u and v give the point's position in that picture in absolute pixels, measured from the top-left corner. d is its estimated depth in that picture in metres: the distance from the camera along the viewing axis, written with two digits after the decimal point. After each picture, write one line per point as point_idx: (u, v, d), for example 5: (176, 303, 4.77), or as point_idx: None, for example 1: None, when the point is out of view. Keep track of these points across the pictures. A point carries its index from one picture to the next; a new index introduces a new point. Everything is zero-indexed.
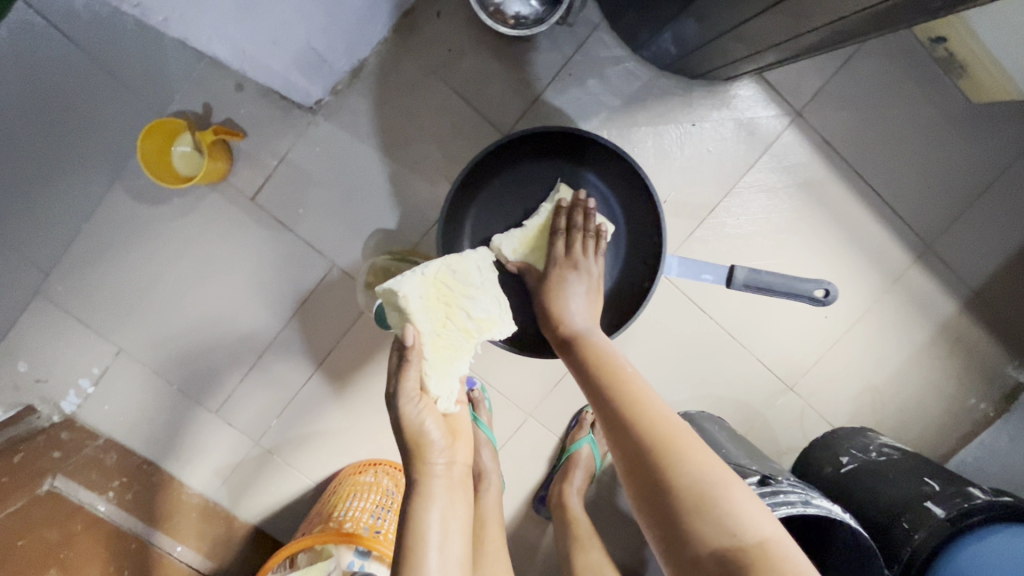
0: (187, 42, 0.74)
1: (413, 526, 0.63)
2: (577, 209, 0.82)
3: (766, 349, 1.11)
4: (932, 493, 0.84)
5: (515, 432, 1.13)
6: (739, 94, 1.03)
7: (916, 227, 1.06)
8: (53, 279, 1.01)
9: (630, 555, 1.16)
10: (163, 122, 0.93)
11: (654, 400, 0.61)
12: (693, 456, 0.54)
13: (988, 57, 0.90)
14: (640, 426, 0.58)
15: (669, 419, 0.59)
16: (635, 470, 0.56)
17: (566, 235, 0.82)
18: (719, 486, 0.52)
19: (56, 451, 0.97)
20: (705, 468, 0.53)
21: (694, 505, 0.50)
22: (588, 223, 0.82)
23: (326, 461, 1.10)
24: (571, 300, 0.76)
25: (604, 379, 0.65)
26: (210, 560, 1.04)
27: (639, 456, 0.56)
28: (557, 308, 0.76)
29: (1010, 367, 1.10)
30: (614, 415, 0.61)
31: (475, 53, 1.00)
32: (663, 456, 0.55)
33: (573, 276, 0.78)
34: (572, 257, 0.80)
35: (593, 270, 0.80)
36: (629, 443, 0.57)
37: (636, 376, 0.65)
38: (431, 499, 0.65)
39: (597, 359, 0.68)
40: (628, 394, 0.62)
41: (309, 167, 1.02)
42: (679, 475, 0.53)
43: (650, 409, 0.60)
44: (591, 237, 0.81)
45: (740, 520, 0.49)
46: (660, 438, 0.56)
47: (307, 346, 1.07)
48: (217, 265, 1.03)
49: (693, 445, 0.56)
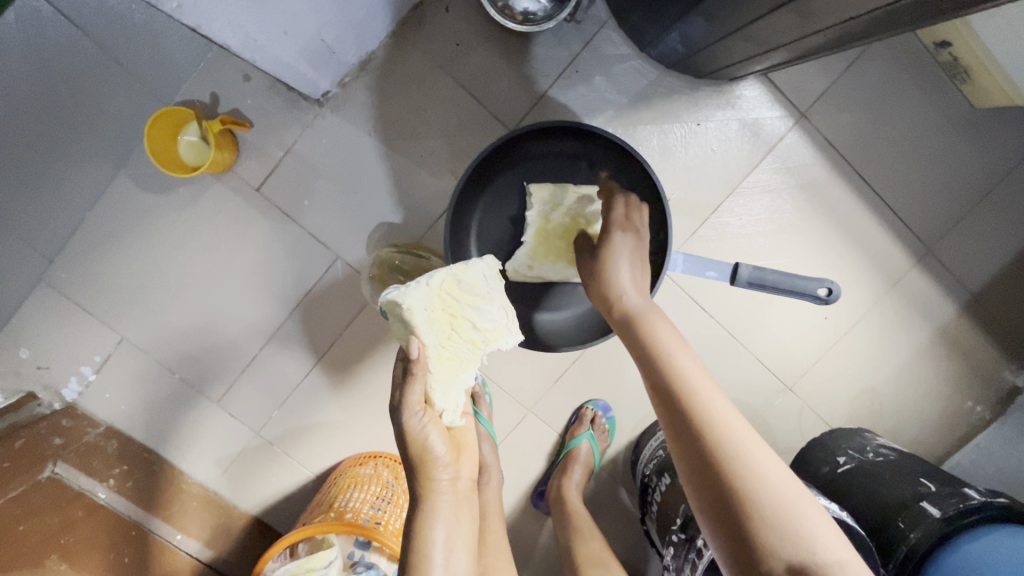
0: (196, 30, 0.70)
1: (420, 544, 0.64)
2: (595, 178, 0.81)
3: (766, 349, 1.11)
4: (928, 493, 0.85)
5: (515, 427, 1.13)
6: (744, 95, 1.03)
7: (917, 230, 1.07)
8: (56, 266, 1.01)
9: (627, 551, 1.17)
10: (171, 110, 0.93)
11: (717, 398, 0.59)
12: (761, 470, 0.54)
13: (993, 62, 0.90)
14: (706, 434, 0.56)
15: (734, 424, 0.57)
16: (699, 477, 0.56)
17: (600, 210, 0.80)
18: (796, 507, 0.53)
19: (56, 438, 0.97)
20: (772, 485, 0.53)
21: (762, 523, 0.52)
22: (614, 194, 0.81)
23: (327, 453, 1.11)
24: (621, 268, 0.72)
25: (664, 372, 0.61)
26: (209, 550, 1.04)
27: (704, 465, 0.55)
28: (609, 280, 0.72)
29: (1007, 370, 1.11)
30: (676, 416, 0.59)
31: (483, 48, 1.01)
32: (729, 469, 0.54)
33: (616, 241, 0.74)
34: (613, 224, 0.77)
35: (636, 232, 0.75)
36: (703, 450, 0.56)
37: (698, 369, 0.62)
38: (437, 517, 0.65)
39: (653, 348, 0.64)
40: (690, 392, 0.59)
41: (315, 159, 1.02)
42: (747, 491, 0.53)
43: (714, 413, 0.58)
44: (619, 199, 0.78)
45: (813, 540, 0.51)
46: (731, 449, 0.55)
47: (310, 337, 1.07)
48: (220, 255, 1.04)
49: (760, 455, 0.55)
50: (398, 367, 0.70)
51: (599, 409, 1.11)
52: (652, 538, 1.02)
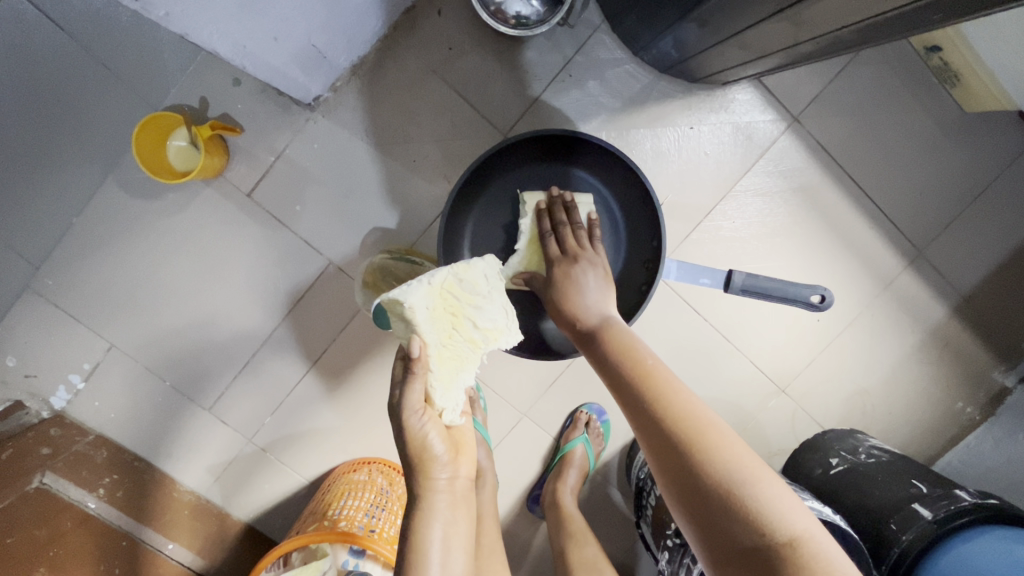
0: (187, 38, 0.70)
1: (417, 538, 0.63)
2: (557, 208, 0.83)
3: (759, 351, 1.12)
4: (919, 495, 0.85)
5: (510, 432, 1.13)
6: (736, 99, 1.03)
7: (907, 233, 1.08)
8: (44, 273, 1.00)
9: (622, 552, 1.17)
10: (159, 116, 0.92)
11: (680, 389, 0.59)
12: (721, 448, 0.53)
13: (982, 66, 0.91)
14: (671, 421, 0.56)
15: (698, 411, 0.57)
16: (666, 465, 0.54)
17: (557, 233, 0.80)
18: (753, 483, 0.51)
19: (45, 448, 0.96)
20: (736, 463, 0.52)
21: (728, 505, 0.50)
22: (573, 216, 0.82)
23: (321, 459, 1.10)
24: (582, 291, 0.72)
25: (629, 369, 0.62)
26: (201, 559, 1.04)
27: (670, 452, 0.54)
28: (570, 300, 0.73)
29: (997, 371, 1.12)
30: (642, 410, 0.58)
31: (475, 52, 1.00)
32: (695, 452, 0.53)
33: (581, 266, 0.75)
34: (573, 250, 0.77)
35: (598, 259, 0.76)
36: (663, 433, 0.55)
37: (662, 365, 0.62)
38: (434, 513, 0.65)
39: (619, 349, 0.65)
40: (653, 384, 0.59)
41: (306, 163, 1.01)
42: (712, 473, 0.51)
43: (675, 401, 0.57)
44: (579, 229, 0.80)
45: (771, 515, 0.49)
46: (689, 430, 0.55)
47: (304, 343, 1.06)
48: (212, 261, 1.03)
49: (724, 437, 0.54)
50: (396, 364, 0.69)
51: (594, 413, 1.12)
52: (647, 541, 1.02)
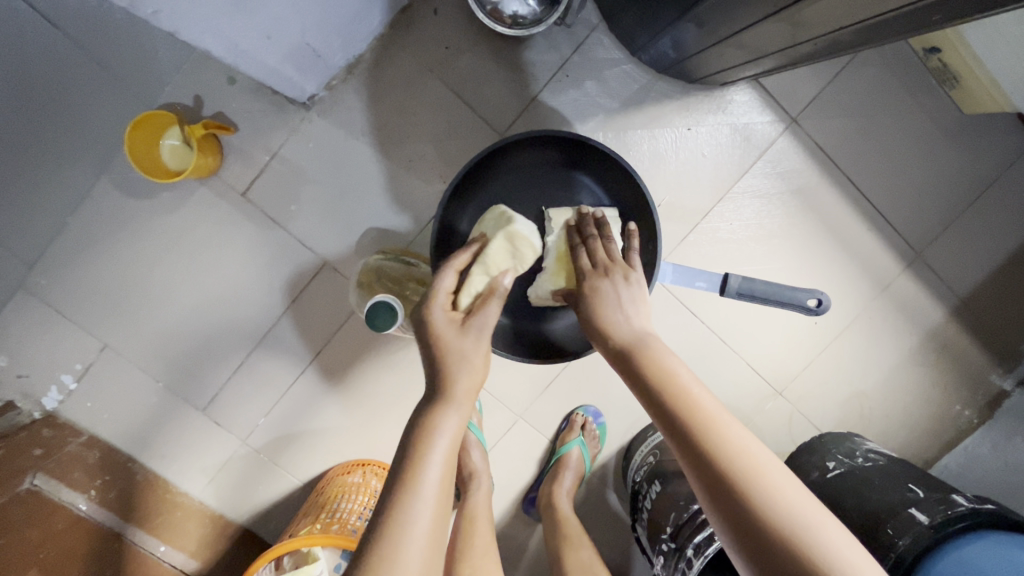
0: (178, 36, 0.70)
1: (399, 513, 0.52)
2: (588, 222, 0.79)
3: (756, 354, 1.11)
4: (916, 500, 0.85)
5: (505, 433, 1.12)
6: (735, 100, 1.03)
7: (906, 235, 1.07)
8: (36, 273, 0.99)
9: (618, 555, 1.17)
10: (154, 113, 0.91)
11: (727, 421, 0.57)
12: (778, 489, 0.52)
13: (981, 68, 0.90)
14: (722, 462, 0.53)
15: (749, 448, 0.55)
16: (718, 504, 0.53)
17: (586, 246, 0.76)
18: (813, 528, 0.50)
19: (37, 448, 0.95)
20: (794, 507, 0.51)
21: (790, 549, 0.49)
22: (604, 231, 0.77)
23: (315, 460, 1.09)
24: (614, 308, 0.67)
25: (670, 401, 0.58)
26: (195, 561, 1.03)
27: (723, 495, 0.52)
28: (602, 318, 0.67)
29: (995, 374, 1.12)
30: (688, 443, 0.55)
31: (472, 51, 1.00)
32: (752, 496, 0.51)
33: (611, 280, 0.70)
34: (604, 263, 0.72)
35: (631, 272, 0.71)
36: (715, 471, 0.53)
37: (704, 394, 0.59)
38: (426, 483, 0.54)
39: (658, 374, 0.60)
40: (699, 414, 0.56)
41: (301, 163, 1.00)
42: (773, 520, 0.50)
43: (724, 435, 0.55)
44: (611, 244, 0.75)
45: (834, 561, 0.48)
46: (742, 470, 0.53)
47: (298, 343, 1.05)
48: (206, 261, 1.02)
49: (776, 477, 0.53)
50: (444, 266, 0.69)
51: (590, 415, 1.11)
52: (642, 544, 1.02)
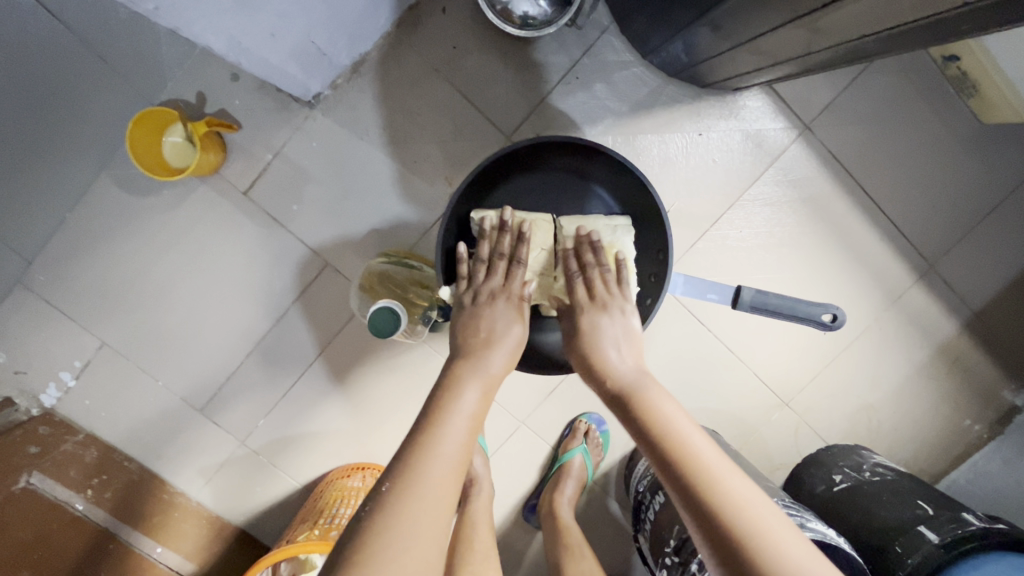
0: (177, 32, 0.68)
1: (420, 456, 0.54)
2: (584, 249, 0.78)
3: (764, 364, 1.09)
4: (925, 517, 0.83)
5: (506, 440, 1.11)
6: (747, 105, 1.01)
7: (919, 247, 1.05)
8: (35, 269, 0.98)
9: (618, 564, 1.15)
10: (150, 111, 0.88)
11: (729, 471, 0.55)
12: (784, 543, 0.50)
13: (1002, 78, 0.88)
14: (723, 512, 0.52)
15: (752, 498, 0.53)
16: (722, 556, 0.50)
17: (583, 277, 0.77)
18: None
19: (33, 446, 0.93)
20: (802, 561, 0.49)
21: None
22: (601, 259, 0.78)
23: (313, 463, 1.08)
24: (610, 349, 0.70)
25: (669, 447, 0.57)
26: (191, 563, 1.02)
27: (724, 545, 0.50)
28: (599, 356, 0.69)
29: (1006, 390, 1.09)
30: (689, 492, 0.54)
31: (479, 52, 0.98)
32: (754, 550, 0.49)
33: (608, 317, 0.73)
34: (602, 297, 0.75)
35: (626, 306, 0.75)
36: (718, 520, 0.52)
37: (702, 441, 0.58)
38: (447, 436, 0.56)
39: (654, 418, 0.60)
40: (702, 463, 0.55)
41: (305, 162, 0.99)
42: (779, 574, 0.48)
43: (726, 485, 0.54)
44: (609, 274, 0.77)
45: None
46: (746, 523, 0.51)
47: (298, 345, 1.04)
48: (206, 260, 1.01)
49: (781, 532, 0.51)
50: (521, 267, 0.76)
51: (594, 423, 1.10)
52: (645, 556, 1.00)
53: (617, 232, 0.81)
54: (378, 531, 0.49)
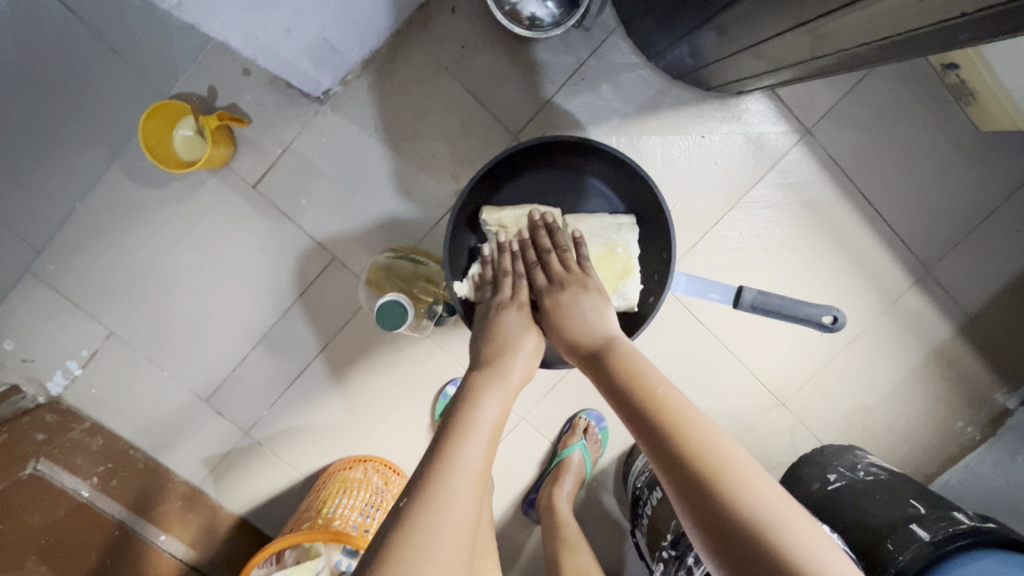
0: (196, 28, 0.68)
1: (439, 475, 0.54)
2: (539, 232, 0.81)
3: (761, 364, 1.11)
4: (917, 516, 0.84)
5: (507, 435, 1.12)
6: (749, 109, 1.02)
7: (916, 250, 1.07)
8: (45, 259, 0.99)
9: (615, 559, 1.17)
10: (160, 106, 0.90)
11: (695, 415, 0.57)
12: (746, 483, 0.51)
13: (999, 86, 0.90)
14: (687, 455, 0.53)
15: (718, 441, 0.54)
16: (688, 499, 0.52)
17: (543, 261, 0.79)
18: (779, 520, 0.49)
19: (40, 433, 0.94)
20: (763, 499, 0.50)
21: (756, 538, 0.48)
22: (556, 240, 0.80)
23: (316, 454, 1.09)
24: (580, 315, 0.71)
25: (637, 398, 0.59)
26: (193, 551, 1.02)
27: (687, 486, 0.52)
28: (569, 329, 0.70)
29: (999, 393, 1.11)
30: (657, 440, 0.55)
31: (488, 52, 0.99)
32: (716, 489, 0.51)
33: (572, 292, 0.74)
34: (562, 277, 0.76)
35: (589, 280, 0.75)
36: (682, 462, 0.53)
37: (672, 391, 0.59)
38: (472, 445, 0.57)
39: (626, 374, 0.61)
40: (671, 413, 0.57)
41: (313, 157, 1.00)
42: (738, 512, 0.49)
43: (693, 431, 0.55)
44: (566, 252, 0.79)
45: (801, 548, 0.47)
46: (710, 464, 0.52)
47: (303, 338, 1.05)
48: (214, 252, 1.02)
49: (744, 471, 0.52)
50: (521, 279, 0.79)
51: (593, 419, 1.11)
52: (641, 550, 1.02)
53: (623, 231, 0.85)
54: (405, 553, 0.49)
